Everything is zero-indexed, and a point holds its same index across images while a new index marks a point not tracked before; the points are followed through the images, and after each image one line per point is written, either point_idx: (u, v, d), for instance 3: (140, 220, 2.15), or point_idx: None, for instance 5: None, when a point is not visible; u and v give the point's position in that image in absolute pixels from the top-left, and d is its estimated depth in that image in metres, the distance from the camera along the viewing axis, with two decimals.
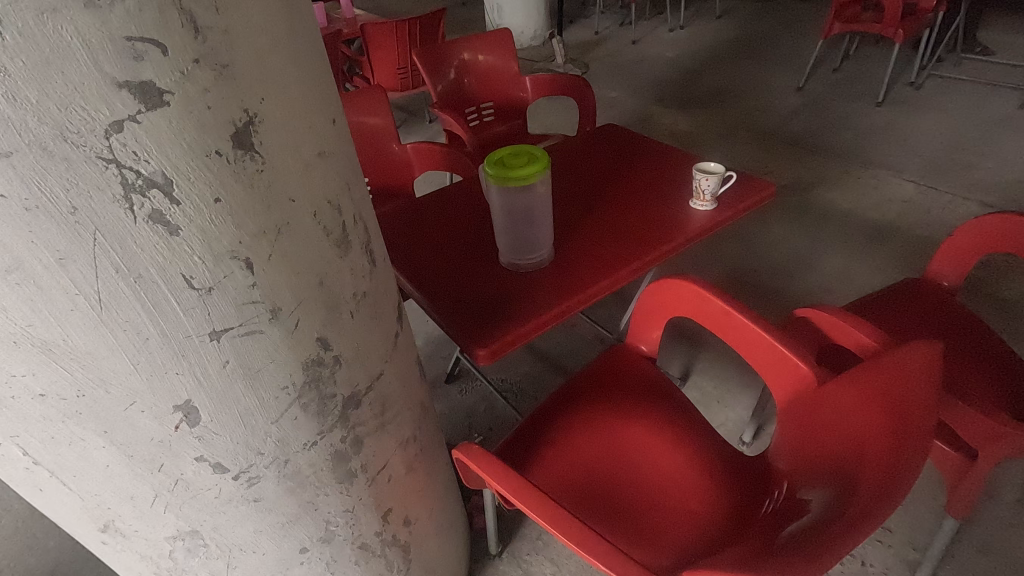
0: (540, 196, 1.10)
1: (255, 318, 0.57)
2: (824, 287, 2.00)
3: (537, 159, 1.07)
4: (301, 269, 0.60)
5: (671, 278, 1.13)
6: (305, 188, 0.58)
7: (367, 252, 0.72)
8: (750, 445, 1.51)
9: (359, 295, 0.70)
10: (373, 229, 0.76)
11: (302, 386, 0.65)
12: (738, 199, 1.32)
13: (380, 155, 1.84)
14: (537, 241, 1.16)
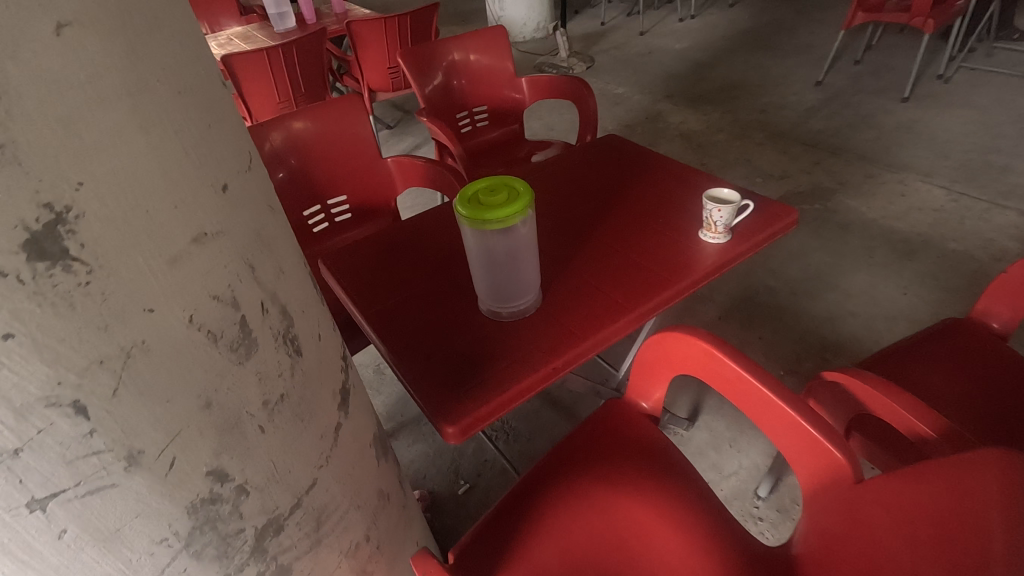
0: (525, 237, 0.93)
1: (101, 473, 0.43)
2: (848, 310, 1.82)
3: (518, 195, 0.90)
4: (173, 393, 0.45)
5: (678, 330, 0.96)
6: (174, 291, 0.43)
7: (284, 343, 0.58)
8: (766, 500, 1.34)
9: (272, 402, 0.56)
10: (297, 308, 0.61)
11: (191, 533, 0.51)
12: (756, 229, 1.15)
13: (359, 172, 1.68)
14: (523, 287, 1.00)
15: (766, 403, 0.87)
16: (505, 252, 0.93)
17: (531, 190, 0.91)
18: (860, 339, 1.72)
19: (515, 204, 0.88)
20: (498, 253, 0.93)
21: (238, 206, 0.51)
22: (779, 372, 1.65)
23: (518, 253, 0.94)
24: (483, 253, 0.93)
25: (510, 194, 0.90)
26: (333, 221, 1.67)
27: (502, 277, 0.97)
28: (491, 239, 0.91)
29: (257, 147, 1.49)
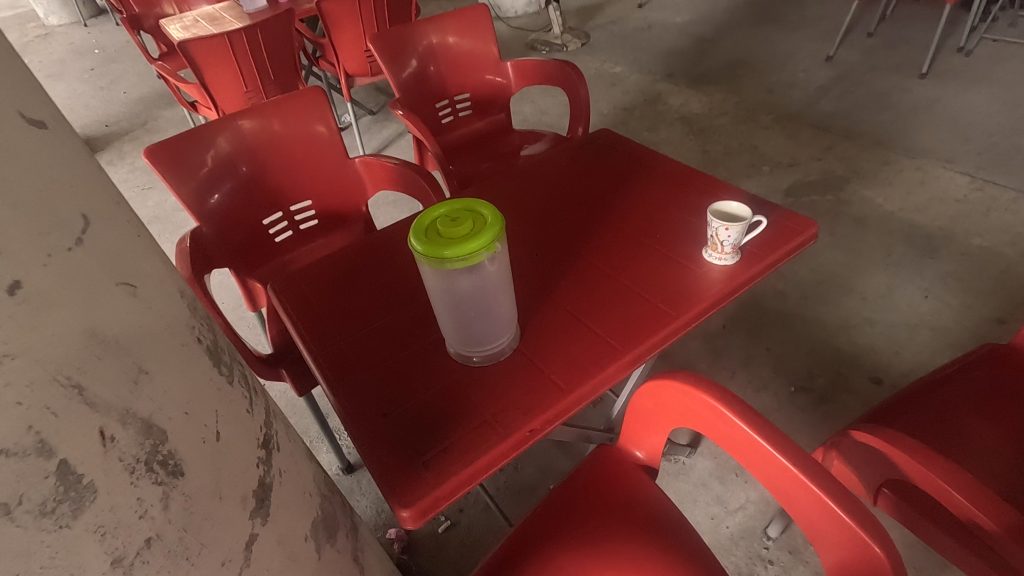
0: (497, 273, 0.77)
1: None
2: (864, 316, 1.67)
3: (488, 225, 0.75)
4: None
5: (680, 380, 0.82)
6: None
7: (155, 469, 0.43)
8: (777, 541, 1.21)
9: (141, 553, 0.41)
10: (175, 413, 0.47)
11: None
12: (769, 246, 0.99)
13: (325, 174, 1.51)
14: (498, 329, 0.84)
15: (786, 476, 0.73)
16: (474, 294, 0.77)
17: (503, 218, 0.76)
18: (878, 349, 1.58)
19: (483, 238, 0.73)
20: (465, 295, 0.77)
21: (65, 293, 0.39)
22: (789, 388, 1.51)
23: (490, 293, 0.78)
24: (447, 296, 0.77)
25: (477, 225, 0.75)
26: (298, 229, 1.53)
27: (472, 320, 0.81)
28: (454, 280, 0.75)
29: (205, 150, 1.33)
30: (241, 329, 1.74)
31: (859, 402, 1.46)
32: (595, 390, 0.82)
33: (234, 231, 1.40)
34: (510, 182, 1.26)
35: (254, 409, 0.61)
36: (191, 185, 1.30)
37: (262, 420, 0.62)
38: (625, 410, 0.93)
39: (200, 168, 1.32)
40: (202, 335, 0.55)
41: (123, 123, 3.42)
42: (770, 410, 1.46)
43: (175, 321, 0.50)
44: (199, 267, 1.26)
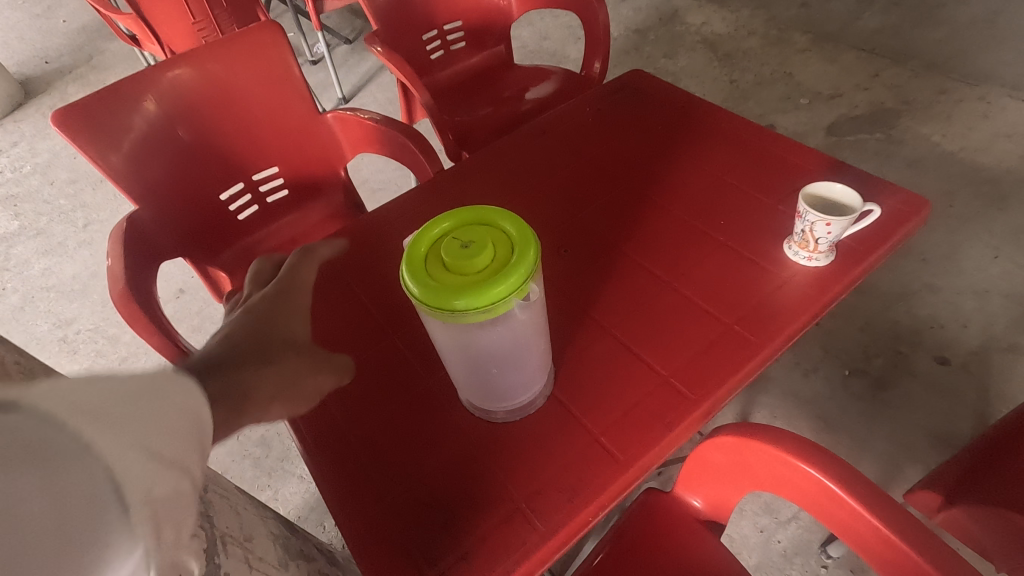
0: (532, 319, 0.55)
1: None
2: (925, 282, 1.45)
3: (518, 256, 0.50)
4: None
5: (775, 447, 0.61)
6: None
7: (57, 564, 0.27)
8: (836, 560, 1.07)
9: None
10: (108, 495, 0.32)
11: None
12: (873, 239, 0.76)
13: (291, 133, 1.23)
14: (528, 383, 0.63)
15: None
16: (499, 348, 0.55)
17: (537, 238, 0.52)
18: (943, 322, 1.37)
19: (512, 275, 0.49)
20: (488, 351, 0.55)
21: None
22: (842, 371, 1.32)
23: (522, 345, 0.56)
24: (461, 351, 0.55)
25: (501, 252, 0.51)
26: (264, 203, 1.26)
27: (496, 377, 0.59)
28: (472, 331, 0.52)
29: (133, 110, 1.04)
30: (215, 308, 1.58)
31: (923, 387, 1.27)
32: (663, 456, 0.62)
33: (184, 211, 1.14)
34: (524, 146, 0.99)
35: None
36: (120, 154, 1.01)
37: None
38: (689, 458, 0.73)
39: (129, 135, 1.03)
40: None
41: (64, 58, 2.97)
42: (822, 399, 1.28)
43: None
44: (140, 263, 1.00)
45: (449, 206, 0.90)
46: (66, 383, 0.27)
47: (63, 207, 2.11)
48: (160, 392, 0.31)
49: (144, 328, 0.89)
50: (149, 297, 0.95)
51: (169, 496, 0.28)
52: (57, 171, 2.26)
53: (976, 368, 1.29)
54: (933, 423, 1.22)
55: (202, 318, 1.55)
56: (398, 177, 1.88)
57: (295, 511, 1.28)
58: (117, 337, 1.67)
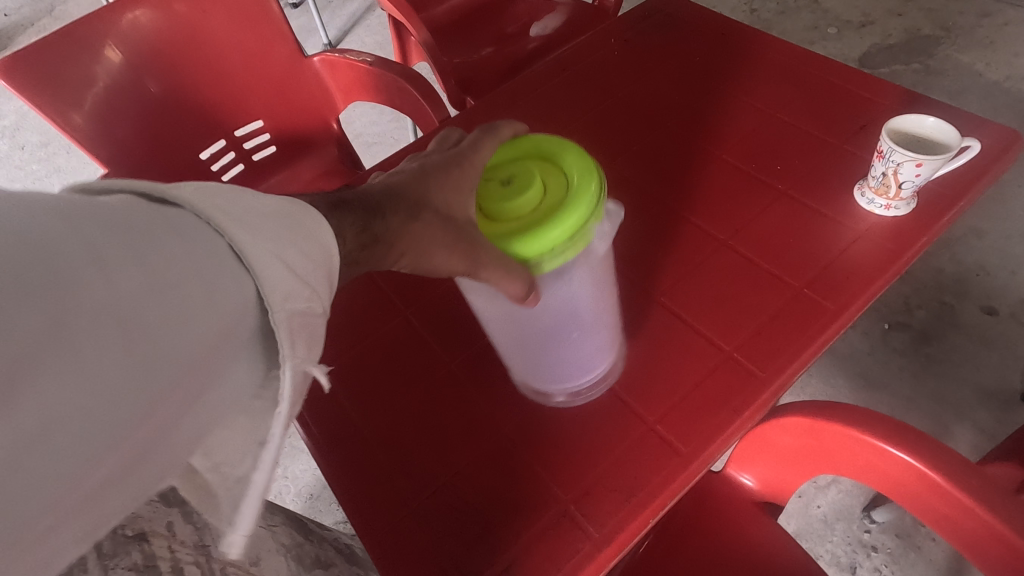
0: (594, 277, 0.46)
1: None
2: (970, 226, 1.34)
3: (574, 192, 0.41)
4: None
5: (861, 433, 0.53)
6: None
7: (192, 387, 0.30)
8: (881, 525, 1.01)
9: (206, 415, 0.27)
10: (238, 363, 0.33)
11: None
12: (960, 182, 0.65)
13: (275, 80, 1.09)
14: (591, 358, 0.54)
15: None
16: (554, 308, 0.47)
17: (597, 167, 0.43)
18: (990, 270, 1.27)
19: (574, 204, 0.41)
20: (538, 310, 0.46)
21: None
22: (882, 325, 1.23)
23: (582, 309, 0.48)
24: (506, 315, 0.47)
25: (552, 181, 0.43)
26: (251, 161, 1.13)
27: (550, 351, 0.51)
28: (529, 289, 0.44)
29: (92, 57, 0.90)
30: None
31: (969, 340, 1.19)
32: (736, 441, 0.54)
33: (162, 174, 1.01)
34: (542, 85, 0.86)
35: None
36: (82, 114, 0.89)
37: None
38: (744, 439, 0.64)
39: (91, 87, 0.90)
40: None
41: (27, 11, 2.72)
42: (861, 355, 1.20)
43: None
44: None
45: None
46: (209, 187, 0.28)
47: (37, 171, 1.94)
48: (296, 220, 0.32)
49: None
50: None
51: (302, 316, 0.30)
52: (26, 134, 2.08)
53: None
54: (979, 377, 1.15)
55: None
56: (394, 130, 1.74)
57: (306, 490, 1.21)
58: None
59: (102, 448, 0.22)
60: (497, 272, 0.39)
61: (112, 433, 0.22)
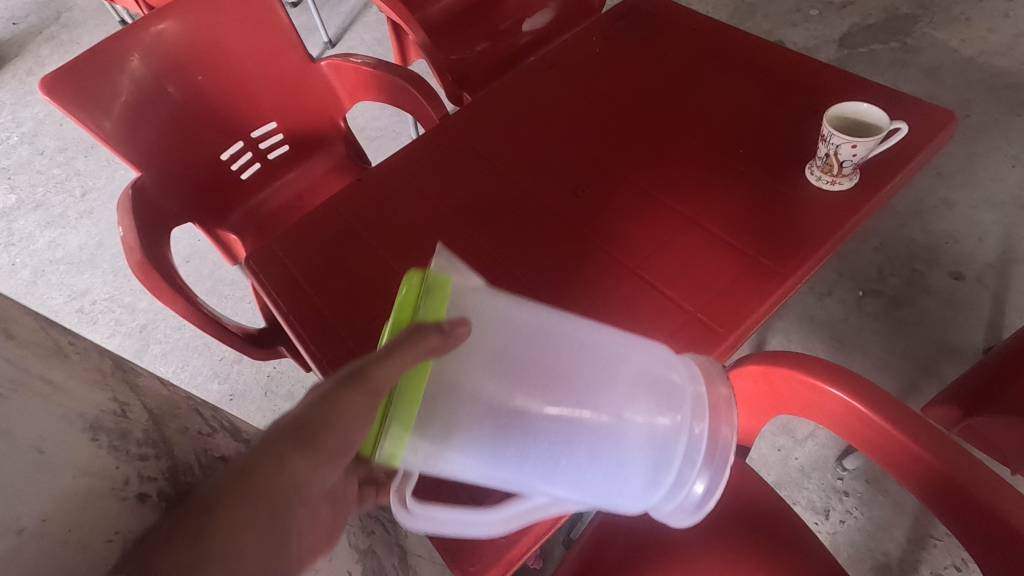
0: (537, 325, 0.48)
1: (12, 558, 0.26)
2: (941, 197, 1.42)
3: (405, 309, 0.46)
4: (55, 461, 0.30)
5: (803, 375, 0.63)
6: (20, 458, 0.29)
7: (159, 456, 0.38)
8: (851, 472, 1.12)
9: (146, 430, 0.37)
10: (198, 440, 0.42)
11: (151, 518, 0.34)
12: (897, 160, 0.75)
13: (287, 84, 1.18)
14: (654, 423, 0.50)
15: (944, 497, 0.57)
16: (569, 400, 0.47)
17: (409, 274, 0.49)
18: (959, 238, 1.36)
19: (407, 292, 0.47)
20: (551, 423, 0.46)
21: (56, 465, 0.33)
22: (857, 293, 1.32)
23: (567, 373, 0.47)
24: (549, 459, 0.46)
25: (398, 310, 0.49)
26: (266, 160, 1.23)
27: (620, 457, 0.49)
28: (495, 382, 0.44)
29: (119, 69, 0.97)
30: (226, 269, 1.57)
31: (937, 303, 1.28)
32: (735, 408, 0.56)
33: (186, 175, 1.10)
34: (533, 81, 0.95)
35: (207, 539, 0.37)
36: (112, 121, 0.95)
37: None
38: None
39: (118, 96, 0.96)
40: (145, 483, 0.34)
41: (31, 16, 2.74)
42: (837, 320, 1.29)
43: (94, 503, 0.30)
44: (152, 232, 0.98)
45: (459, 152, 0.88)
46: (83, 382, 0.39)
47: (58, 175, 2.01)
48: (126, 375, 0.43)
49: (169, 298, 0.90)
50: (167, 265, 0.94)
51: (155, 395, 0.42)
52: (44, 139, 2.15)
53: (991, 281, 1.29)
54: (944, 336, 1.25)
55: (214, 281, 1.54)
56: (396, 123, 1.83)
57: None
58: (133, 305, 1.65)
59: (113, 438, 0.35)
60: (397, 354, 0.41)
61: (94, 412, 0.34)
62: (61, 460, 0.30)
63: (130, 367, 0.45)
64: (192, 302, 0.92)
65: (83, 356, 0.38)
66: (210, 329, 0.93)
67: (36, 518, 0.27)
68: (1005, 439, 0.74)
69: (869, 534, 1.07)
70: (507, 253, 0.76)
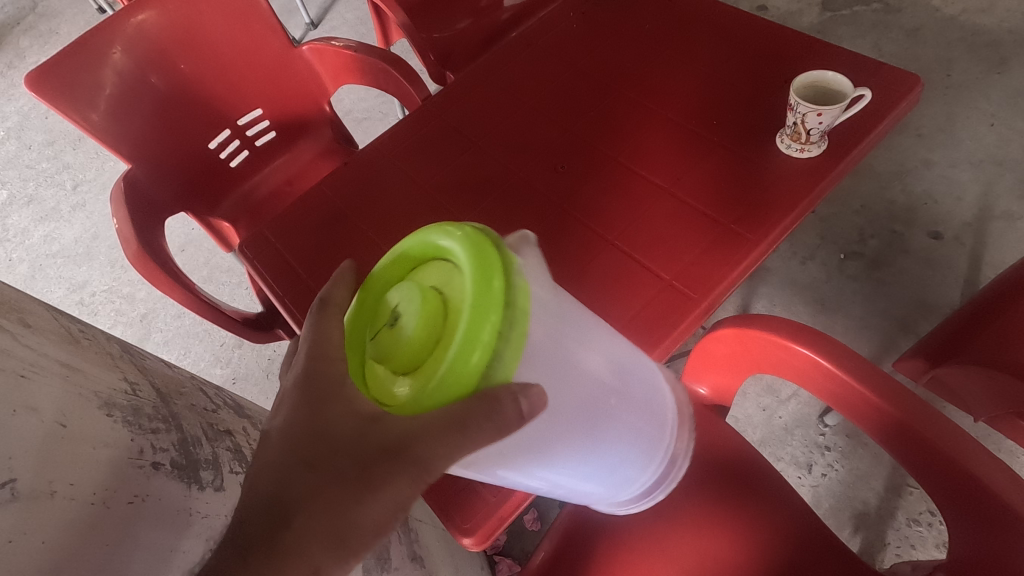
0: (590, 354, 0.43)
1: (47, 514, 0.29)
2: (921, 157, 1.45)
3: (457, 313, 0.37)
4: (79, 430, 0.33)
5: (772, 335, 0.66)
6: (62, 409, 0.33)
7: (164, 417, 0.41)
8: (832, 428, 1.17)
9: (139, 394, 0.41)
10: (184, 406, 0.46)
11: (156, 482, 0.37)
12: (864, 126, 0.77)
13: (271, 71, 1.19)
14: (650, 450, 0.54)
15: (901, 440, 0.62)
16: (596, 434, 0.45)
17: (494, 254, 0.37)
18: (938, 198, 1.39)
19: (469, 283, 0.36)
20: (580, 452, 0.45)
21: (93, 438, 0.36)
22: (838, 256, 1.35)
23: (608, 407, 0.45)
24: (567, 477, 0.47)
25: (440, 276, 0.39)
26: (254, 147, 1.24)
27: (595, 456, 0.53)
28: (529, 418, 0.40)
29: (102, 63, 0.97)
30: (220, 255, 1.59)
31: (916, 263, 1.32)
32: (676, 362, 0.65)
33: (176, 164, 1.11)
34: (510, 60, 0.97)
35: (203, 494, 0.41)
36: (100, 115, 0.96)
37: None
38: (693, 353, 0.77)
39: (103, 89, 0.97)
40: (158, 453, 0.38)
41: (7, 8, 2.67)
42: (819, 283, 1.33)
43: (118, 469, 0.34)
44: (145, 223, 1.00)
45: (442, 133, 0.90)
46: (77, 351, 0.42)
47: (48, 170, 2.02)
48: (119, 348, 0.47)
49: (167, 287, 0.93)
50: (163, 254, 0.97)
51: (139, 365, 0.45)
52: (32, 134, 2.14)
53: (970, 240, 1.33)
54: (923, 294, 1.28)
55: (210, 269, 1.56)
56: (382, 105, 1.83)
57: None
58: (133, 295, 1.68)
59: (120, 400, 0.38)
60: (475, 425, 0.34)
61: (100, 380, 0.38)
62: (84, 425, 0.33)
63: (137, 352, 0.49)
64: (189, 289, 0.95)
65: (93, 342, 0.42)
66: (209, 314, 0.96)
67: (66, 484, 0.30)
68: (967, 387, 0.78)
69: (849, 485, 1.12)
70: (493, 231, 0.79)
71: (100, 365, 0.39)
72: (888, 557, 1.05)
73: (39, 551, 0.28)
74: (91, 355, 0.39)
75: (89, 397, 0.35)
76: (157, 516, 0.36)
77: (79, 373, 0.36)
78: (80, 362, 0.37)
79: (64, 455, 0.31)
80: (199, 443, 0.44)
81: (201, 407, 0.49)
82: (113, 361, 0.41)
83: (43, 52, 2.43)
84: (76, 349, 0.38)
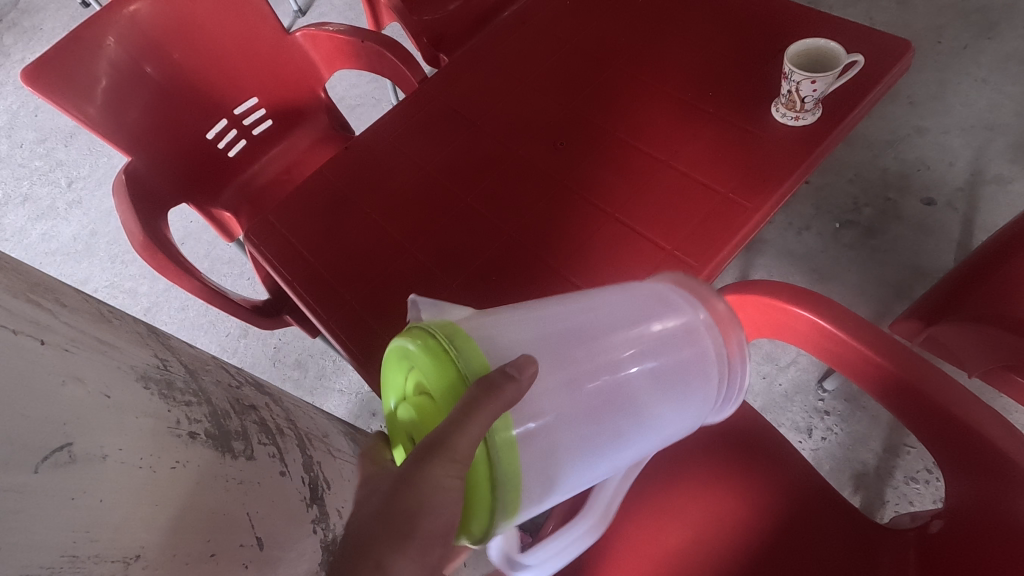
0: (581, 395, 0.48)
1: (98, 476, 0.31)
2: (914, 124, 1.46)
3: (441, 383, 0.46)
4: (120, 398, 0.35)
5: (773, 300, 0.68)
6: (105, 380, 0.34)
7: (191, 390, 0.43)
8: (831, 393, 1.20)
9: (165, 367, 0.42)
10: (207, 379, 0.47)
11: (195, 448, 0.39)
12: (858, 92, 0.79)
13: (264, 59, 1.18)
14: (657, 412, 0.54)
15: (895, 392, 0.64)
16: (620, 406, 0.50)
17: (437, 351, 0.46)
18: (930, 164, 1.40)
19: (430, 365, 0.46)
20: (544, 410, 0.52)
21: None
22: (833, 225, 1.37)
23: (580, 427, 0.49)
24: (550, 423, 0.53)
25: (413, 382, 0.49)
26: (251, 136, 1.24)
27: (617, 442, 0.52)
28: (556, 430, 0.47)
29: (98, 55, 0.96)
30: (219, 246, 1.59)
31: (910, 229, 1.34)
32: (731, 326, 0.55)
33: (174, 156, 1.11)
34: (507, 39, 0.97)
35: (238, 461, 0.43)
36: (96, 107, 0.95)
37: (302, 481, 0.53)
38: None
39: (99, 81, 0.96)
40: (193, 424, 0.40)
41: None
42: (815, 252, 1.35)
43: (157, 435, 0.36)
44: (149, 215, 1.01)
45: (440, 114, 0.91)
46: None
47: (41, 168, 2.00)
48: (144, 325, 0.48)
49: (175, 276, 0.94)
50: (169, 245, 0.98)
51: (162, 342, 0.47)
52: (22, 132, 2.11)
53: (962, 204, 1.35)
54: (915, 259, 1.31)
55: (212, 259, 1.57)
56: (374, 90, 1.83)
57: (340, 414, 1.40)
58: (135, 289, 1.68)
59: (153, 375, 0.40)
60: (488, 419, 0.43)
61: (132, 356, 0.39)
62: (123, 397, 0.35)
63: (163, 331, 0.50)
64: (197, 279, 0.96)
65: (123, 321, 0.43)
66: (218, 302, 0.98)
67: (115, 448, 0.32)
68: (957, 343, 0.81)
69: (848, 447, 1.15)
70: (493, 207, 0.81)
71: (131, 343, 0.41)
72: (887, 512, 1.09)
73: (98, 509, 0.30)
74: (121, 332, 0.41)
75: (125, 372, 0.37)
76: (198, 482, 0.38)
77: (115, 350, 0.38)
78: (114, 337, 0.39)
79: (112, 423, 0.33)
80: (227, 415, 0.45)
81: (223, 382, 0.51)
82: (141, 338, 0.43)
83: (29, 48, 2.40)
84: (106, 325, 0.39)
